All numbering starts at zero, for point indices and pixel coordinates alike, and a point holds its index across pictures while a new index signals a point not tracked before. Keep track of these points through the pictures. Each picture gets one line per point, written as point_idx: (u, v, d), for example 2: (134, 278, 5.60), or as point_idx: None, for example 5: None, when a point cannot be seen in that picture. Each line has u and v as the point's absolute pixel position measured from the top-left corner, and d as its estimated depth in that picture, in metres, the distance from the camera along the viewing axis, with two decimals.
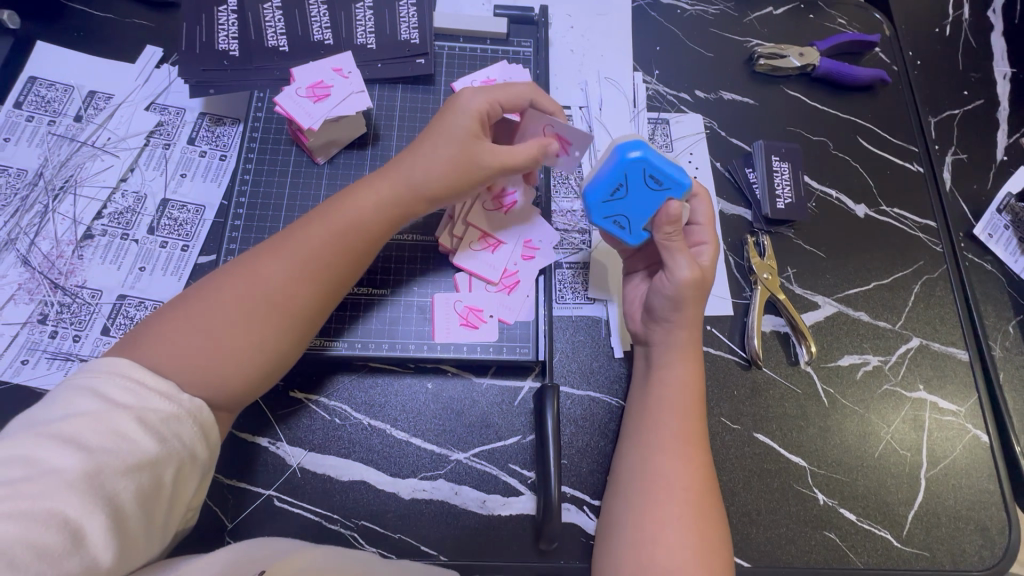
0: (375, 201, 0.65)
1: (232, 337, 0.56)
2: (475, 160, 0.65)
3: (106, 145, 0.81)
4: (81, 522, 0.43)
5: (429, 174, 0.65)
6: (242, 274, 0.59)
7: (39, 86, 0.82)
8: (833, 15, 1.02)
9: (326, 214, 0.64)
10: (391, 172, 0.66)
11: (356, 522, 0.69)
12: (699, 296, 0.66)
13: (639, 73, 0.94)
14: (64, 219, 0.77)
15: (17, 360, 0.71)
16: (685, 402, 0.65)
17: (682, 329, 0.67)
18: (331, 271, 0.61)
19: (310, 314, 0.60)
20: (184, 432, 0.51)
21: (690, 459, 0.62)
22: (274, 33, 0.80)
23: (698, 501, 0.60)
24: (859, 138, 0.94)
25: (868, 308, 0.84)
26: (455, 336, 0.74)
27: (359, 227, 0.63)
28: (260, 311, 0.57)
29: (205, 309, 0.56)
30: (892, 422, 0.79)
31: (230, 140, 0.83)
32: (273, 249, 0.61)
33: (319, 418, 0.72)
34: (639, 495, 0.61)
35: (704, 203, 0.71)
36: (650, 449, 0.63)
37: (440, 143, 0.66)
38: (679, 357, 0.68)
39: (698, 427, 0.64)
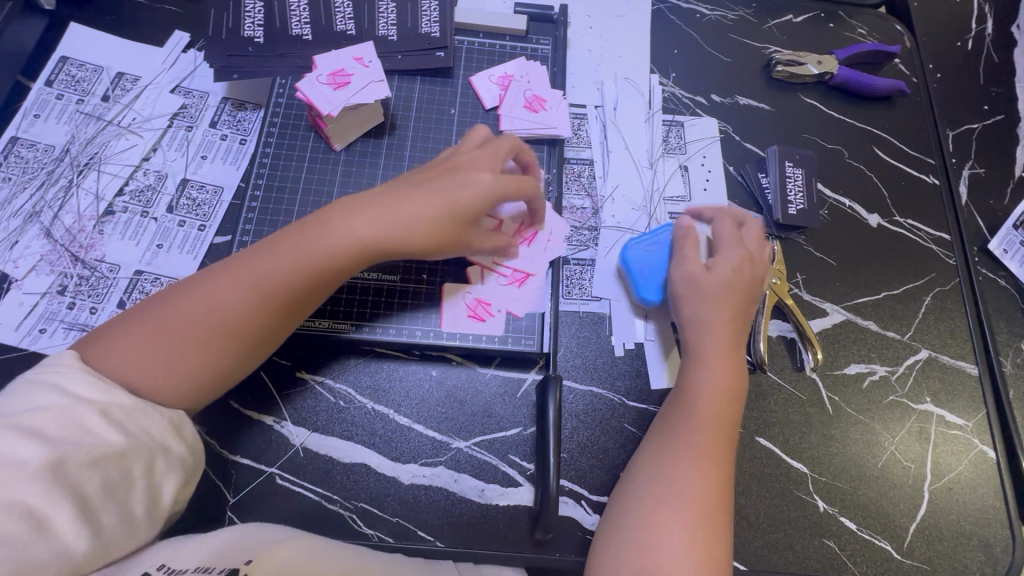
0: (348, 251, 0.61)
1: (178, 370, 0.56)
2: (451, 238, 0.64)
3: (131, 125, 0.83)
4: (46, 510, 0.45)
5: (406, 235, 0.62)
6: (205, 303, 0.57)
7: (70, 66, 0.85)
8: (853, 25, 1.02)
9: (300, 252, 0.60)
10: (381, 211, 0.62)
11: (355, 505, 0.69)
12: (733, 288, 0.72)
13: (655, 75, 0.95)
14: (87, 194, 0.79)
15: (34, 329, 0.72)
16: (723, 409, 0.66)
17: (718, 329, 0.70)
18: (281, 318, 0.60)
19: (257, 346, 0.60)
20: (151, 426, 0.53)
21: (710, 468, 0.62)
22: (299, 22, 0.81)
23: (708, 510, 0.60)
24: (875, 148, 0.94)
25: (877, 318, 0.84)
26: (464, 327, 0.75)
27: (325, 272, 0.61)
28: (215, 347, 0.57)
29: (160, 335, 0.56)
30: (896, 433, 0.78)
31: (251, 125, 0.85)
32: (234, 279, 0.59)
33: (324, 399, 0.73)
34: (649, 494, 0.62)
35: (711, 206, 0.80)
36: (669, 456, 0.64)
37: (424, 207, 0.63)
38: (712, 368, 0.68)
39: (720, 435, 0.65)
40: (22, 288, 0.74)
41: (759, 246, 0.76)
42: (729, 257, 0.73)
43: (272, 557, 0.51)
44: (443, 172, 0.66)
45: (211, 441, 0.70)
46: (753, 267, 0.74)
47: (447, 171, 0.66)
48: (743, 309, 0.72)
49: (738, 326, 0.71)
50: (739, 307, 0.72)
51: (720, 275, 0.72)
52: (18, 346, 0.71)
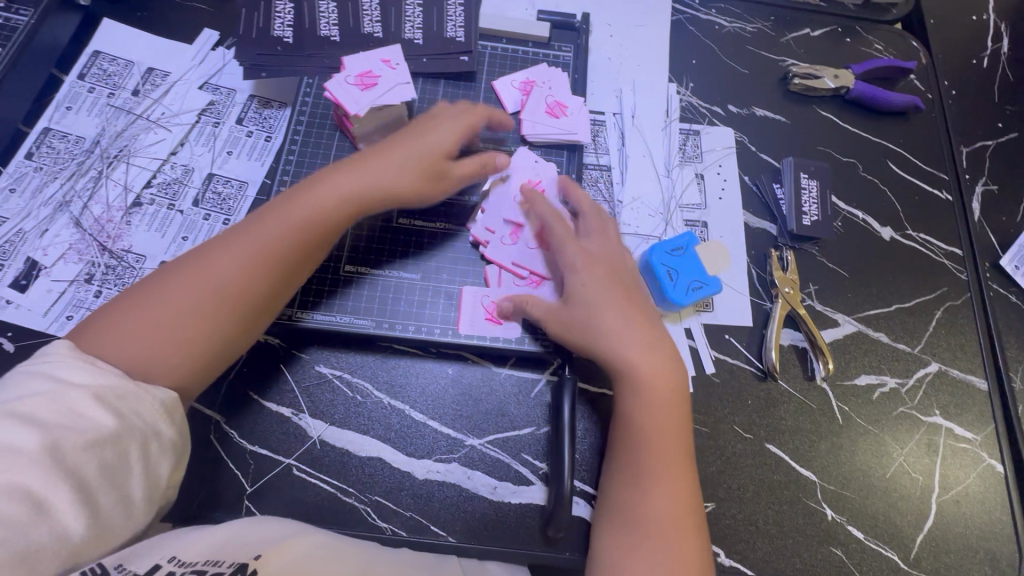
0: (332, 197, 0.65)
1: (186, 332, 0.57)
2: (436, 168, 0.70)
3: (160, 119, 0.85)
4: (45, 494, 0.45)
5: (388, 175, 0.68)
6: (195, 266, 0.60)
7: (102, 61, 0.87)
8: (870, 40, 1.04)
9: (284, 208, 0.64)
10: (355, 174, 0.67)
11: (370, 498, 0.70)
12: (609, 299, 0.69)
13: (674, 85, 0.96)
14: (116, 185, 0.81)
15: (62, 315, 0.74)
16: (660, 433, 0.65)
17: (621, 340, 0.68)
18: (281, 273, 0.63)
19: (263, 302, 0.62)
20: (143, 409, 0.52)
21: (670, 483, 0.63)
22: (328, 23, 0.83)
23: (684, 530, 0.62)
24: (889, 162, 0.95)
25: (888, 330, 0.84)
26: (480, 328, 0.75)
27: (314, 227, 0.64)
28: (209, 304, 0.59)
29: (157, 304, 0.57)
30: (905, 445, 0.79)
31: (277, 122, 0.87)
32: (222, 246, 0.61)
33: (342, 393, 0.74)
34: (618, 528, 0.63)
35: (544, 206, 0.74)
36: (628, 472, 0.64)
37: (400, 152, 0.68)
38: (634, 377, 0.67)
39: (673, 436, 0.65)
40: (50, 276, 0.76)
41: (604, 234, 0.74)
42: (578, 269, 0.71)
43: (279, 553, 0.51)
44: (402, 139, 0.70)
45: (231, 431, 0.72)
46: (608, 264, 0.72)
47: (405, 140, 0.70)
48: (634, 309, 0.70)
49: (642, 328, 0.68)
50: (631, 313, 0.69)
51: (581, 296, 0.70)
52: (46, 332, 0.73)
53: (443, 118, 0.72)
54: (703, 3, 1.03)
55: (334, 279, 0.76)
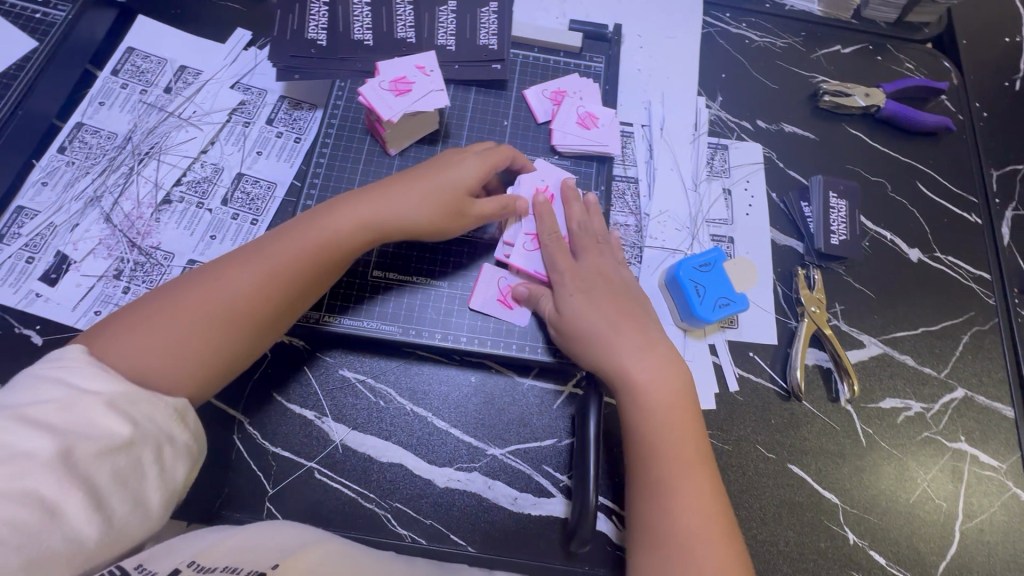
0: (350, 224, 0.67)
1: (200, 345, 0.58)
2: (453, 206, 0.71)
3: (191, 118, 0.85)
4: (57, 501, 0.45)
5: (406, 209, 0.69)
6: (212, 281, 0.61)
7: (135, 57, 0.87)
8: (901, 59, 1.03)
9: (303, 231, 0.65)
10: (374, 202, 0.68)
11: (390, 504, 0.70)
12: (607, 315, 0.70)
13: (702, 98, 0.96)
14: (146, 182, 0.81)
15: (90, 310, 0.74)
16: (675, 443, 0.65)
17: (625, 349, 0.68)
18: (295, 294, 0.64)
19: (274, 323, 0.63)
20: (157, 416, 0.52)
21: (697, 482, 0.63)
22: (362, 27, 0.83)
23: (720, 529, 0.61)
24: (918, 183, 0.94)
25: (914, 353, 0.84)
26: (489, 309, 0.76)
27: (332, 251, 0.66)
28: (223, 320, 0.60)
29: (174, 314, 0.58)
30: (929, 470, 0.78)
31: (306, 124, 0.87)
32: (242, 262, 0.63)
33: (365, 398, 0.74)
34: (654, 533, 0.61)
35: (548, 224, 0.75)
36: (655, 474, 0.64)
37: (420, 186, 0.70)
38: (644, 385, 0.67)
39: (692, 436, 0.66)
40: (80, 270, 0.76)
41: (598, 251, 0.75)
42: (569, 289, 0.72)
43: (299, 559, 0.51)
44: (422, 169, 0.72)
45: (254, 432, 0.72)
46: (603, 280, 0.73)
47: (425, 169, 0.72)
48: (633, 323, 0.71)
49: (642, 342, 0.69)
50: (632, 322, 0.70)
51: (576, 316, 0.70)
52: (73, 326, 0.73)
53: (467, 158, 0.73)
54: (733, 17, 1.03)
55: (361, 283, 0.76)
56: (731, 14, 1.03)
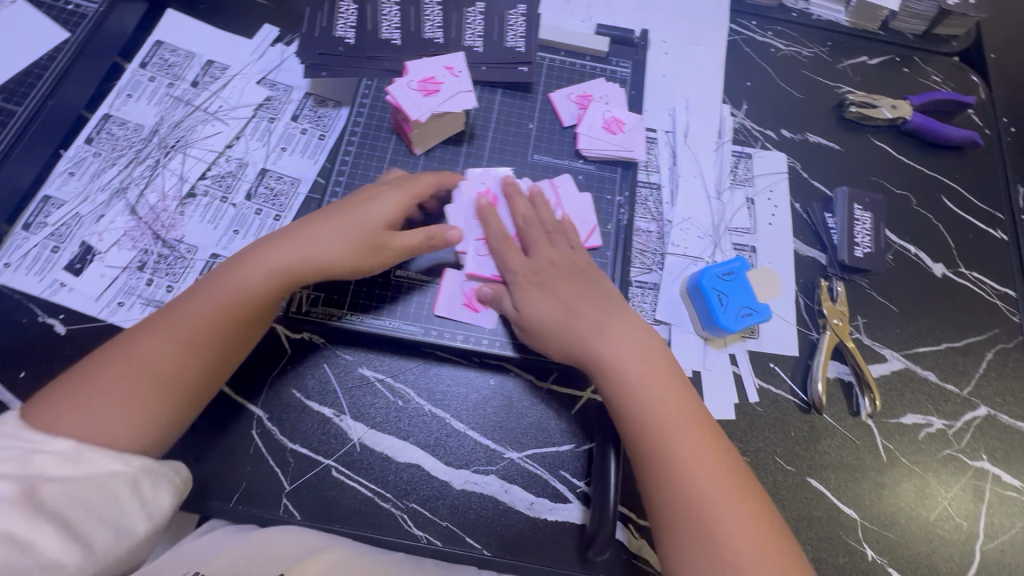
0: (264, 268, 0.65)
1: (133, 416, 0.59)
2: (375, 241, 0.68)
3: (217, 112, 0.86)
4: (29, 535, 0.49)
5: (326, 246, 0.67)
6: (131, 348, 0.61)
7: (164, 50, 0.87)
8: (928, 72, 1.02)
9: (219, 282, 0.65)
10: (290, 248, 0.66)
11: (406, 504, 0.70)
12: (568, 300, 0.71)
13: (727, 106, 0.95)
14: (171, 175, 0.82)
15: (113, 301, 0.75)
16: (662, 405, 0.65)
17: (591, 327, 0.70)
18: (219, 343, 0.63)
19: (205, 376, 0.63)
20: (121, 459, 0.57)
21: (695, 430, 0.64)
22: (390, 26, 0.83)
23: (729, 470, 0.63)
24: (943, 198, 0.93)
25: (937, 369, 0.83)
26: (455, 313, 0.76)
27: (250, 305, 0.64)
28: (149, 383, 0.60)
29: (100, 386, 0.58)
30: (950, 488, 0.77)
31: (331, 122, 0.87)
32: (162, 326, 0.62)
33: (383, 397, 0.74)
34: (669, 486, 0.61)
35: (495, 224, 0.74)
36: (656, 431, 0.64)
37: (339, 222, 0.68)
38: (618, 349, 0.68)
39: (675, 391, 0.67)
40: (104, 261, 0.77)
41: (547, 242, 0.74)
42: (525, 291, 0.72)
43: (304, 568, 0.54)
44: (340, 207, 0.69)
45: (272, 427, 0.72)
46: (557, 272, 0.73)
47: (341, 207, 0.69)
48: (597, 307, 0.71)
49: (603, 322, 0.70)
50: (596, 296, 0.72)
51: (537, 316, 0.71)
52: (97, 316, 0.73)
53: (386, 190, 0.70)
54: (760, 25, 1.02)
55: (383, 283, 0.77)
56: (757, 23, 1.02)
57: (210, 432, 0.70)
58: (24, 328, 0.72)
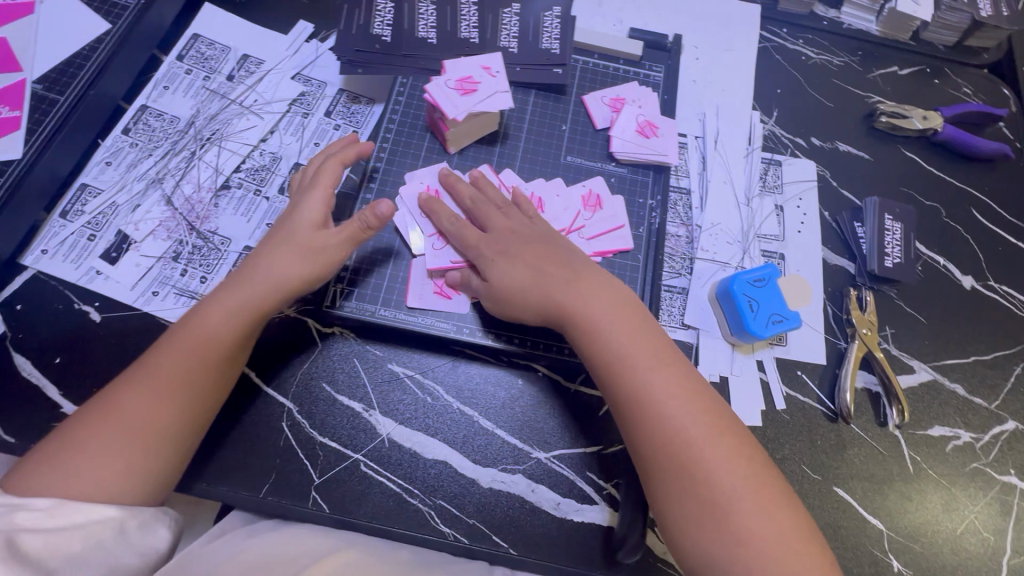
0: (224, 295, 0.66)
1: (115, 471, 0.57)
2: (323, 251, 0.68)
3: (252, 106, 0.86)
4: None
5: (277, 262, 0.67)
6: (109, 401, 0.60)
7: (201, 43, 0.88)
8: (959, 84, 1.02)
9: (186, 321, 0.65)
10: (249, 285, 0.66)
11: (434, 501, 0.70)
12: (534, 263, 0.70)
13: (757, 113, 0.95)
14: (207, 167, 0.82)
15: (148, 290, 0.75)
16: (637, 356, 0.64)
17: (562, 285, 0.68)
18: (193, 374, 0.62)
19: (190, 412, 0.62)
20: (107, 509, 0.56)
21: (671, 379, 0.63)
22: (426, 25, 0.84)
23: (710, 414, 0.62)
24: (972, 210, 0.93)
25: (964, 382, 0.82)
26: (428, 302, 0.77)
27: (218, 344, 0.64)
28: (135, 427, 0.59)
29: (73, 450, 0.57)
30: (977, 502, 0.77)
31: (364, 118, 0.88)
32: (129, 381, 0.61)
33: (412, 393, 0.74)
34: (650, 441, 0.61)
35: (441, 212, 0.74)
36: (633, 384, 0.63)
37: (285, 242, 0.68)
38: (590, 303, 0.67)
39: (646, 340, 0.66)
40: (139, 251, 0.77)
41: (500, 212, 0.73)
42: (489, 262, 0.70)
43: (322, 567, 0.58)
44: (287, 237, 0.69)
45: (302, 420, 0.72)
46: (517, 238, 0.72)
47: (288, 237, 0.69)
48: (564, 263, 0.70)
49: (572, 279, 0.69)
50: (562, 258, 0.71)
51: (507, 284, 0.69)
52: (131, 305, 0.74)
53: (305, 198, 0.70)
54: (790, 33, 1.02)
55: (408, 279, 0.78)
56: (787, 30, 1.02)
57: (240, 423, 0.70)
58: (60, 314, 0.73)
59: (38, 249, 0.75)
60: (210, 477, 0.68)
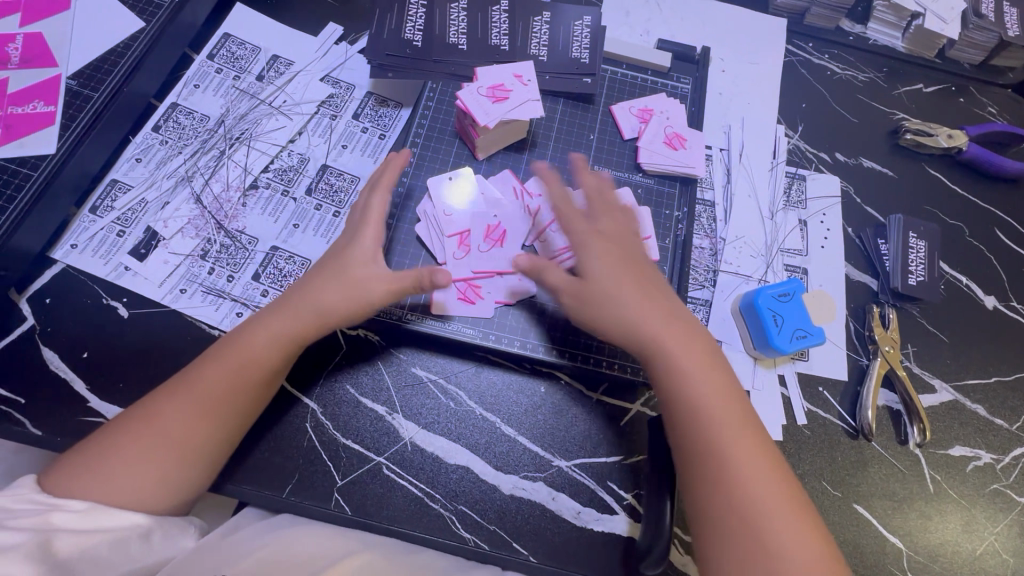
0: (273, 323, 0.66)
1: (141, 483, 0.58)
2: (368, 285, 0.67)
3: (282, 106, 0.87)
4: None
5: (325, 293, 0.67)
6: (147, 411, 0.61)
7: (231, 43, 0.89)
8: (984, 103, 1.02)
9: (231, 342, 0.65)
10: (293, 312, 0.66)
11: (455, 506, 0.70)
12: (631, 277, 0.69)
13: (782, 127, 0.96)
14: (235, 166, 0.83)
15: (175, 287, 0.76)
16: (713, 404, 0.63)
17: (645, 314, 0.67)
18: (231, 399, 0.62)
19: (222, 433, 0.62)
20: (135, 513, 0.57)
21: (741, 432, 0.62)
22: (457, 31, 0.84)
23: (778, 476, 0.60)
24: (995, 230, 0.93)
25: (986, 403, 0.82)
26: (452, 308, 0.75)
27: (260, 370, 0.64)
28: (169, 442, 0.59)
29: (106, 455, 0.58)
30: (997, 524, 0.76)
31: (392, 121, 0.88)
32: (168, 395, 0.62)
33: (435, 398, 0.75)
34: (717, 489, 0.59)
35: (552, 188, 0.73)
36: (707, 431, 0.62)
37: (336, 273, 0.68)
38: (669, 344, 0.66)
39: (723, 390, 0.65)
40: (167, 249, 0.78)
41: (614, 215, 0.73)
42: (593, 252, 0.70)
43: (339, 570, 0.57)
44: (337, 265, 0.68)
45: (326, 422, 0.72)
46: (620, 239, 0.72)
47: (337, 266, 0.68)
48: (653, 292, 0.69)
49: (658, 306, 0.68)
50: (652, 287, 0.70)
51: (597, 278, 0.68)
52: (159, 302, 0.75)
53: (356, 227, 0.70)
54: (816, 47, 1.02)
55: None
56: (813, 45, 1.03)
57: (265, 424, 0.71)
58: (88, 309, 0.73)
59: (67, 243, 0.76)
60: (234, 476, 0.69)
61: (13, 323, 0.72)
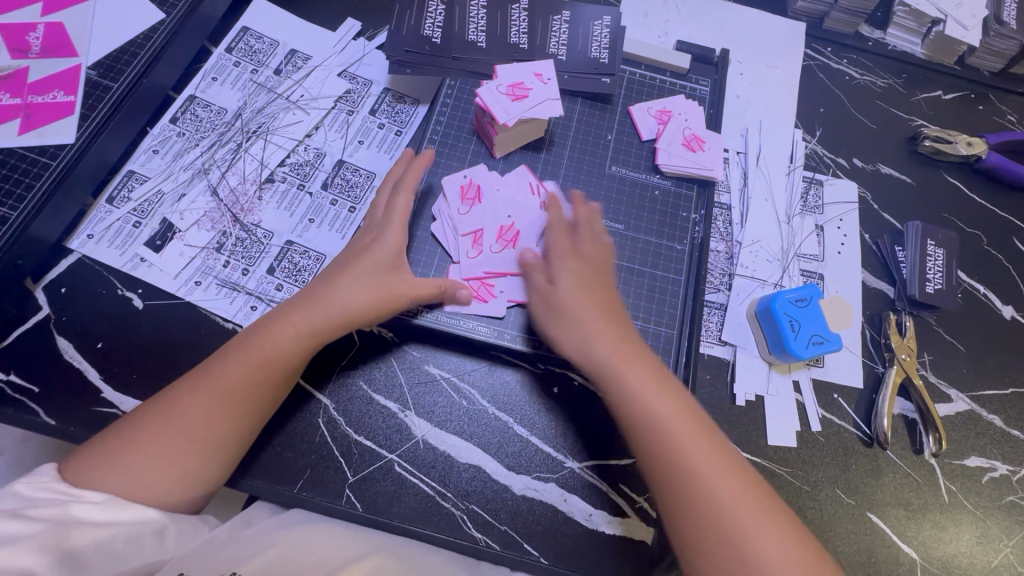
0: (292, 320, 0.66)
1: (161, 475, 0.58)
2: (391, 287, 0.68)
3: (299, 101, 0.87)
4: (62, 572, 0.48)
5: (347, 292, 0.67)
6: (166, 404, 0.60)
7: (250, 36, 0.89)
8: (1004, 111, 1.01)
9: (251, 337, 0.65)
10: (314, 309, 0.66)
11: (466, 505, 0.70)
12: (587, 295, 0.70)
13: (800, 131, 0.95)
14: (252, 160, 0.83)
15: (191, 280, 0.76)
16: (676, 422, 0.62)
17: (600, 331, 0.67)
18: (251, 394, 0.62)
19: (242, 428, 0.62)
20: (148, 507, 0.56)
21: (709, 446, 0.61)
22: (476, 29, 0.84)
23: (752, 489, 0.59)
24: (1014, 239, 0.92)
25: (1002, 414, 0.81)
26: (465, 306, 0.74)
27: (283, 366, 0.64)
28: (188, 435, 0.59)
29: (127, 446, 0.58)
30: (1013, 535, 0.76)
31: (409, 118, 0.88)
32: (187, 388, 0.61)
33: (448, 396, 0.74)
34: (690, 511, 0.58)
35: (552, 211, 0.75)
36: (671, 451, 0.60)
37: (360, 274, 0.68)
38: (631, 361, 0.65)
39: (684, 406, 0.63)
40: (184, 241, 0.78)
41: (590, 236, 0.74)
42: (562, 270, 0.71)
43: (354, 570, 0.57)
44: (362, 266, 0.69)
45: (338, 417, 0.72)
46: (588, 259, 0.73)
47: (360, 266, 0.69)
48: (609, 309, 0.70)
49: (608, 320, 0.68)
50: (602, 303, 0.70)
51: (564, 295, 0.69)
52: (174, 294, 0.75)
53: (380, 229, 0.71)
54: (835, 52, 1.02)
55: None
56: (832, 50, 1.02)
57: (278, 419, 0.71)
58: (104, 299, 0.73)
59: (84, 233, 0.76)
60: (247, 470, 0.69)
61: (29, 312, 0.72)
